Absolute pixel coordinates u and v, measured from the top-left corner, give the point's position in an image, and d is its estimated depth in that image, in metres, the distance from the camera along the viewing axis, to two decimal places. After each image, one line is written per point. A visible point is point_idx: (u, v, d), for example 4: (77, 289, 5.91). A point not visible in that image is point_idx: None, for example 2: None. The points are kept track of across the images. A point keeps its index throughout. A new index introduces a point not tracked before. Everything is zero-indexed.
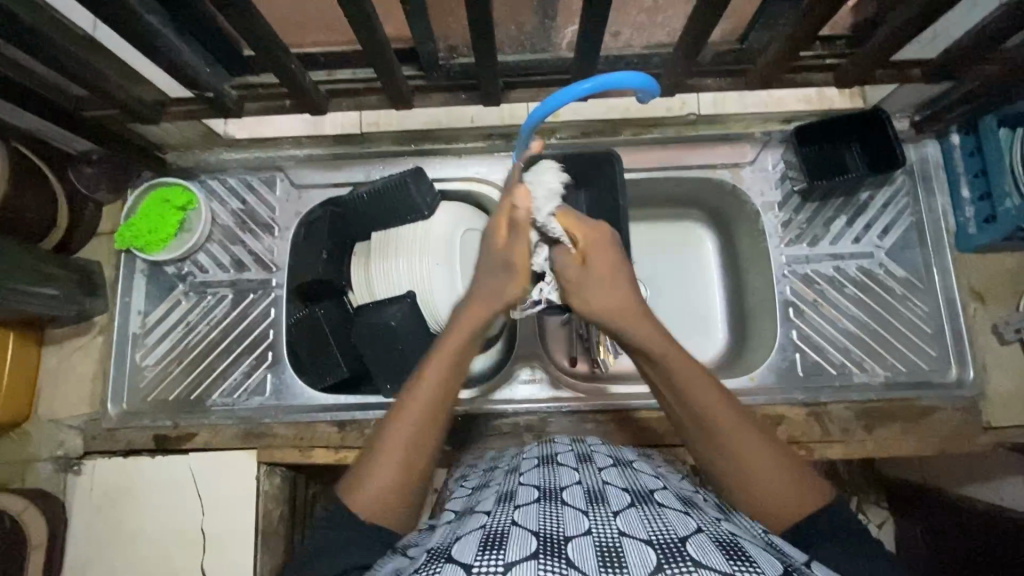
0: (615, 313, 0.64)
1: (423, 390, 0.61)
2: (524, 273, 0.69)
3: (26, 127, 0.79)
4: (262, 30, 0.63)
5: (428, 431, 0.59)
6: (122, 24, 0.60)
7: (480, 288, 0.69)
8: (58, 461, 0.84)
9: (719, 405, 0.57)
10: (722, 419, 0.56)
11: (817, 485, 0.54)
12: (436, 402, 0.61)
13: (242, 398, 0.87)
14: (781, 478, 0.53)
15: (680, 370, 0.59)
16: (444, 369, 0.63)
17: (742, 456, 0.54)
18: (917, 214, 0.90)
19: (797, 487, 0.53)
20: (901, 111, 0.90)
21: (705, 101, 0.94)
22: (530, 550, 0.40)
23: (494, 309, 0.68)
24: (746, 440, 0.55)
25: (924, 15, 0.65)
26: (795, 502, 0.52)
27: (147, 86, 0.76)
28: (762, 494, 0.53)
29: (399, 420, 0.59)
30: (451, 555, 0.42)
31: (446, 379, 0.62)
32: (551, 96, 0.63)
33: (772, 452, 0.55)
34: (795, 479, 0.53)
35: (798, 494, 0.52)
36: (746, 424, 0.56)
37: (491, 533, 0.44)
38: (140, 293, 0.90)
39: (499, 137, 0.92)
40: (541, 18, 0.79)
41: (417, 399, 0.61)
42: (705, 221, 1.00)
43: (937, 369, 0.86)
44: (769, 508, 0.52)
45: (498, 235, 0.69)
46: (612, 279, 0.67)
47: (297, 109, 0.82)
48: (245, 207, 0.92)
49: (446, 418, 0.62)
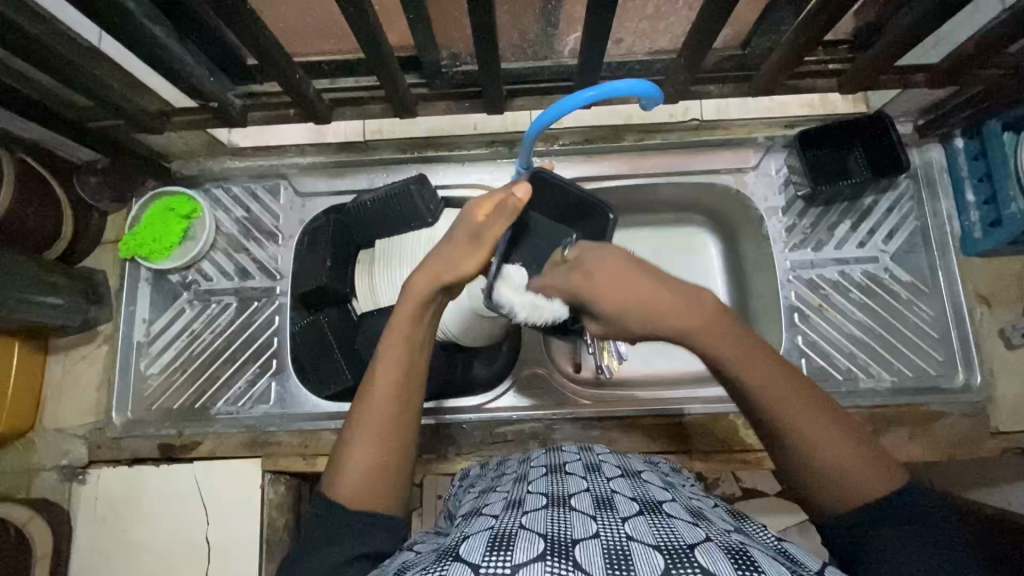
0: (661, 310, 0.52)
1: (382, 379, 0.58)
2: (489, 250, 0.61)
3: (30, 137, 0.80)
4: (268, 40, 0.64)
5: (396, 414, 0.58)
6: (130, 37, 0.61)
7: (433, 258, 0.61)
8: (62, 471, 0.84)
9: (779, 399, 0.51)
10: (785, 412, 0.51)
11: (883, 464, 0.50)
12: (399, 383, 0.58)
13: (246, 406, 0.87)
14: (848, 461, 0.49)
15: (733, 359, 0.52)
16: (402, 348, 0.59)
17: (804, 440, 0.50)
18: (922, 218, 0.90)
19: (858, 469, 0.49)
20: (904, 115, 0.90)
21: (707, 107, 0.94)
22: (538, 551, 0.40)
23: (444, 282, 0.59)
24: (810, 425, 0.50)
25: (926, 21, 0.66)
26: (861, 484, 0.49)
27: (152, 96, 0.77)
28: (821, 478, 0.50)
29: (367, 407, 0.58)
30: (459, 555, 0.42)
31: (405, 357, 0.59)
32: (559, 104, 0.63)
33: (837, 427, 0.50)
34: (861, 457, 0.49)
35: (862, 476, 0.49)
36: (808, 411, 0.51)
37: (500, 534, 0.44)
38: (145, 302, 0.90)
39: (503, 144, 0.92)
40: (543, 26, 0.77)
41: (378, 389, 0.58)
42: (710, 226, 1.00)
43: (945, 374, 0.86)
44: (832, 489, 0.49)
45: (478, 212, 0.62)
46: (640, 281, 0.54)
47: (302, 117, 0.82)
48: (248, 215, 0.92)
49: (414, 399, 0.59)
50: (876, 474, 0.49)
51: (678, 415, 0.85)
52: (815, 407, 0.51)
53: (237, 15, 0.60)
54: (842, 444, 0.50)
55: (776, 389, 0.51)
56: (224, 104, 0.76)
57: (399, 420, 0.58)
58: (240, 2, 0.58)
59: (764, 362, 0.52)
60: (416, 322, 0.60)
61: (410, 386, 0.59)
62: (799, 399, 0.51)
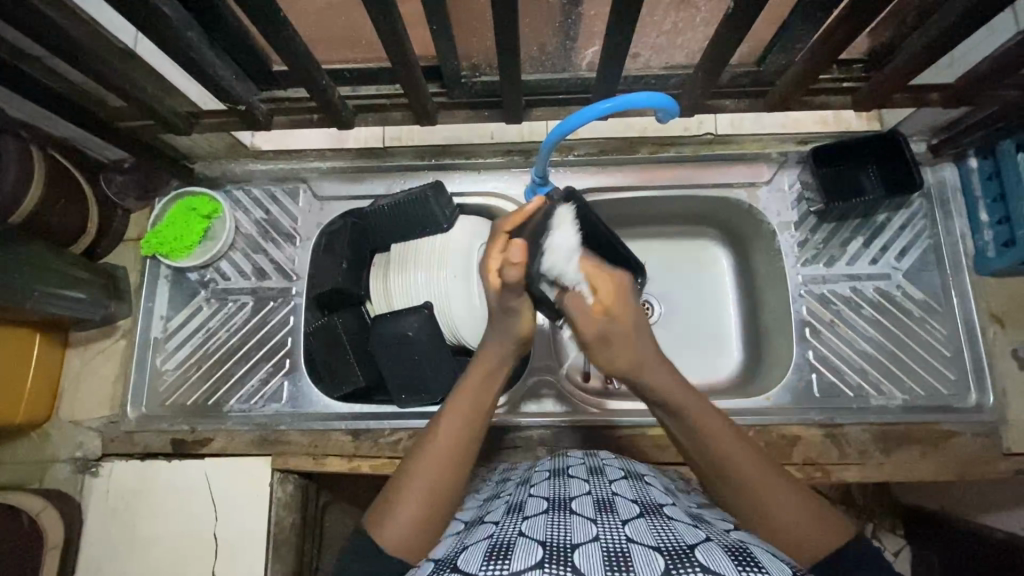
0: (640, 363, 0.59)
1: (444, 433, 0.59)
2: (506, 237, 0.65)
3: (62, 136, 0.83)
4: (297, 47, 0.66)
5: (453, 468, 0.57)
6: (166, 42, 0.63)
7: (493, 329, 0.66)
8: (76, 463, 0.85)
9: (737, 459, 0.54)
10: (741, 474, 0.54)
11: (836, 524, 0.52)
12: (461, 438, 0.59)
13: (258, 404, 0.88)
14: (804, 523, 0.51)
15: (694, 410, 0.57)
16: (467, 407, 0.61)
17: (761, 503, 0.52)
18: (935, 236, 0.90)
19: (811, 530, 0.51)
20: (919, 135, 0.91)
21: (721, 121, 0.96)
22: (535, 559, 0.40)
23: (506, 349, 0.64)
24: (766, 487, 0.53)
25: (941, 42, 0.67)
26: (815, 545, 0.51)
27: (182, 98, 0.79)
28: (774, 534, 0.52)
29: (426, 455, 0.58)
30: (456, 566, 0.42)
31: (470, 416, 0.60)
32: (575, 115, 0.65)
33: (791, 492, 0.53)
34: (813, 517, 0.52)
35: (813, 538, 0.51)
36: (765, 469, 0.54)
37: (497, 543, 0.44)
38: (163, 298, 0.92)
39: (519, 154, 0.94)
40: (562, 39, 0.79)
41: (436, 442, 0.58)
42: (722, 239, 1.00)
43: (957, 394, 0.86)
44: (787, 551, 0.51)
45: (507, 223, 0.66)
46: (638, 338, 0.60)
47: (325, 122, 0.84)
48: (268, 216, 0.94)
49: (471, 459, 0.59)
50: (829, 535, 0.51)
51: None
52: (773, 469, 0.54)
53: (270, 23, 0.62)
54: (796, 503, 0.52)
55: (735, 453, 0.55)
56: (250, 108, 0.78)
57: (453, 477, 0.57)
58: (275, 10, 0.60)
59: (720, 419, 0.57)
60: (484, 386, 0.63)
61: (470, 444, 0.59)
62: (754, 461, 0.54)
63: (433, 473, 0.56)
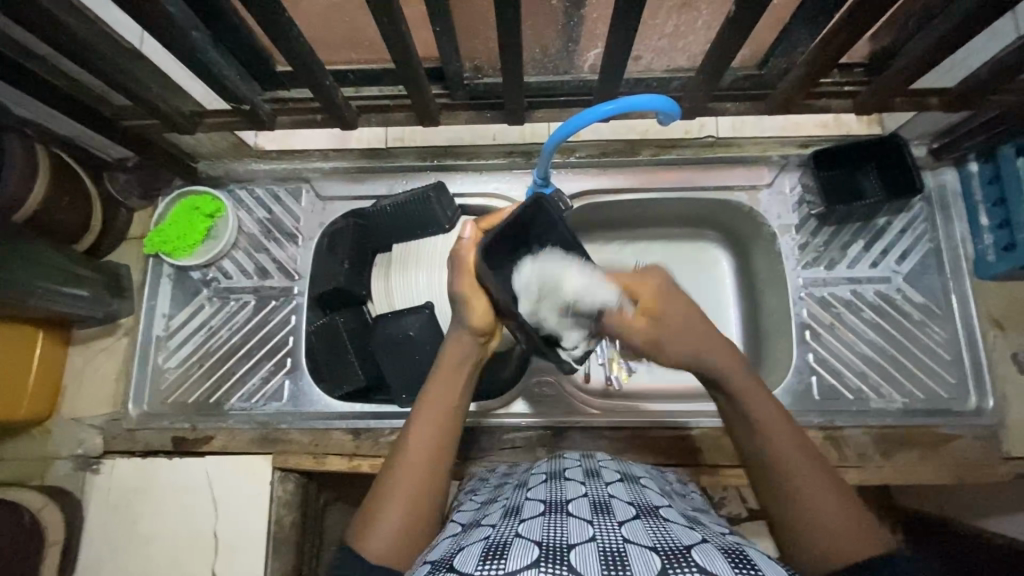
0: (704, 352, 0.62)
1: (418, 438, 0.59)
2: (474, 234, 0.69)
3: (66, 134, 0.83)
4: (301, 47, 0.66)
5: (431, 471, 0.58)
6: (171, 42, 0.64)
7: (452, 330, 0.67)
8: (76, 460, 0.86)
9: (784, 452, 0.55)
10: (787, 466, 0.54)
11: (875, 531, 0.50)
12: (435, 441, 0.59)
13: (259, 403, 0.88)
14: (840, 522, 0.50)
15: (751, 399, 0.59)
16: (438, 410, 0.62)
17: (801, 497, 0.52)
18: (936, 240, 0.90)
19: (849, 530, 0.50)
20: (919, 139, 0.91)
21: (722, 124, 0.97)
22: (532, 559, 0.41)
23: (466, 348, 0.66)
24: (806, 483, 0.53)
25: (942, 47, 0.67)
26: (852, 546, 0.49)
27: (186, 97, 0.79)
28: (809, 529, 0.51)
29: (403, 462, 0.58)
30: (453, 566, 0.42)
31: (441, 419, 0.61)
32: (576, 116, 0.65)
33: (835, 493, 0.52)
34: (852, 520, 0.50)
35: (850, 539, 0.49)
36: (812, 468, 0.54)
37: (494, 543, 0.44)
38: (165, 297, 0.92)
39: (521, 156, 0.94)
40: (564, 42, 0.79)
41: (411, 448, 0.59)
42: (722, 241, 1.01)
43: (957, 397, 0.86)
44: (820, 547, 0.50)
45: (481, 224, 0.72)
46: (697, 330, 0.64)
47: (329, 122, 0.85)
48: (270, 216, 0.94)
49: (447, 461, 0.60)
50: (865, 537, 0.49)
51: (687, 427, 0.85)
52: (819, 471, 0.54)
53: (274, 24, 0.62)
54: (836, 504, 0.51)
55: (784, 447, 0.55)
56: (255, 108, 0.79)
57: (432, 479, 0.57)
58: (279, 11, 0.61)
59: (775, 412, 0.58)
60: (450, 387, 0.64)
61: (444, 446, 0.60)
62: (802, 458, 0.55)
63: (412, 479, 0.57)
